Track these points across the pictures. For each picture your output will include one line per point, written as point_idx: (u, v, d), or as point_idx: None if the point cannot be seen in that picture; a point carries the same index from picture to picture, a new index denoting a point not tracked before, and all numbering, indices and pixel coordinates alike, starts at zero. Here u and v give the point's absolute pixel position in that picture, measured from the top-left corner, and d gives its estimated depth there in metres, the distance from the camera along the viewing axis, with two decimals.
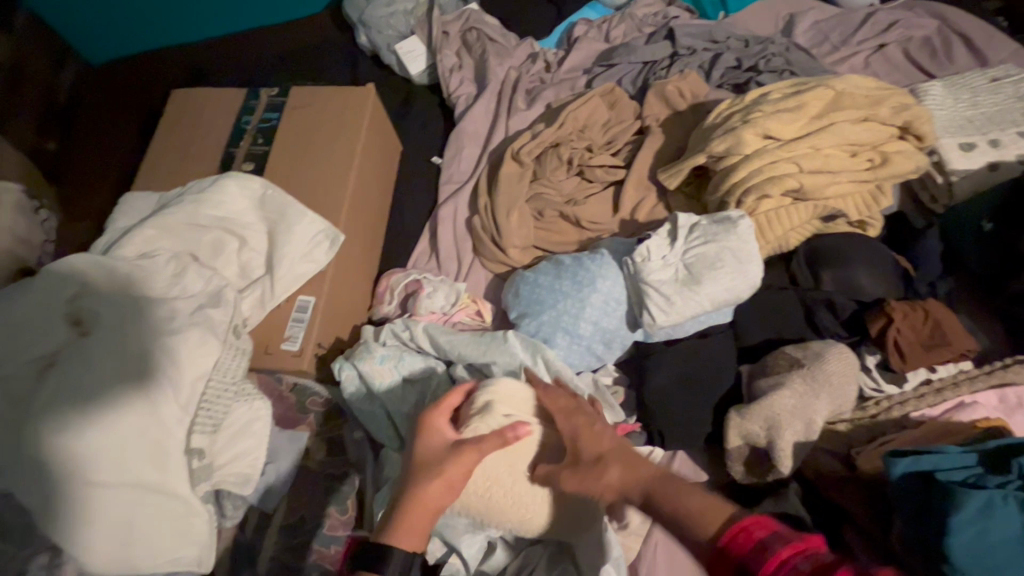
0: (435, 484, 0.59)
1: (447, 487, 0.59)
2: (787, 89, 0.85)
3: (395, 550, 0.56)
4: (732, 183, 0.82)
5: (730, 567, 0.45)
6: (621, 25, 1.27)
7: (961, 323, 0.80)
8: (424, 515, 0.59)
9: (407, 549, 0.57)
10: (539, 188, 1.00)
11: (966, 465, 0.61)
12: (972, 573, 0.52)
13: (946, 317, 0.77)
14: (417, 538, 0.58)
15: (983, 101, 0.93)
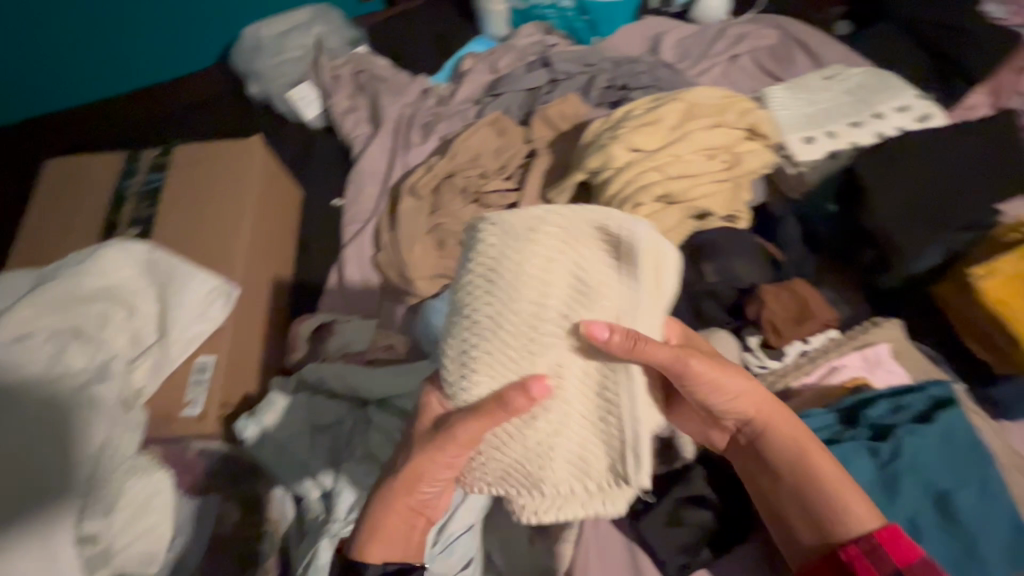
0: (439, 464, 0.63)
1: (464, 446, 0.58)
2: (647, 104, 0.92)
3: (366, 564, 0.63)
4: (611, 195, 0.89)
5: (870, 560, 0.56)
6: (505, 56, 1.34)
7: (823, 296, 0.89)
8: (399, 517, 0.66)
9: (377, 558, 0.64)
10: (438, 219, 1.03)
11: (827, 424, 0.70)
12: None
13: (810, 292, 0.87)
14: (387, 545, 0.65)
15: (819, 98, 1.06)
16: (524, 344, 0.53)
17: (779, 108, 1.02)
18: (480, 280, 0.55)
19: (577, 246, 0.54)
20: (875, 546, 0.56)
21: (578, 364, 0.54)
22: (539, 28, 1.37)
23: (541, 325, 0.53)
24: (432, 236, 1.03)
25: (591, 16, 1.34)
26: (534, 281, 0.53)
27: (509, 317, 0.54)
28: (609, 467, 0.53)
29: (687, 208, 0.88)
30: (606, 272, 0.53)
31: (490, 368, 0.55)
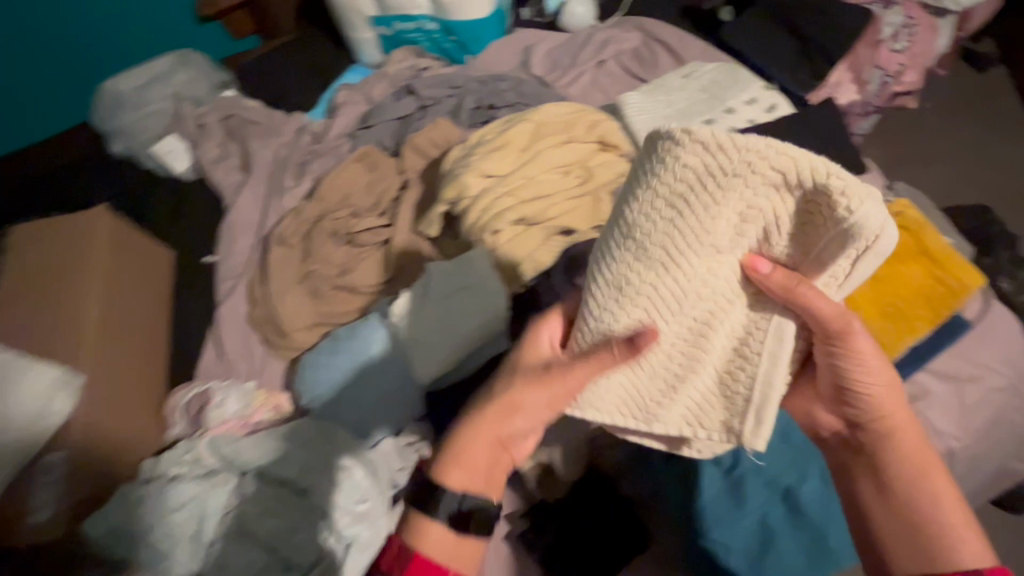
0: (535, 394, 0.59)
1: (550, 401, 0.59)
2: (499, 126, 0.91)
3: (444, 496, 0.56)
4: (472, 223, 0.88)
5: None
6: (378, 85, 1.31)
7: None
8: (484, 443, 0.58)
9: (455, 487, 0.57)
10: (311, 266, 1.00)
11: None
12: (708, 529, 0.75)
13: None
14: (467, 477, 0.57)
15: (676, 99, 1.07)
16: (689, 283, 0.56)
17: (635, 116, 1.03)
18: (676, 199, 0.53)
19: (772, 196, 0.49)
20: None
21: (732, 318, 0.57)
22: (410, 52, 1.35)
23: (693, 276, 0.55)
24: (307, 284, 0.99)
25: (459, 37, 1.34)
26: (739, 228, 0.52)
27: (680, 254, 0.54)
28: (723, 420, 0.61)
29: (550, 225, 0.87)
30: (777, 200, 0.49)
31: (651, 303, 0.58)
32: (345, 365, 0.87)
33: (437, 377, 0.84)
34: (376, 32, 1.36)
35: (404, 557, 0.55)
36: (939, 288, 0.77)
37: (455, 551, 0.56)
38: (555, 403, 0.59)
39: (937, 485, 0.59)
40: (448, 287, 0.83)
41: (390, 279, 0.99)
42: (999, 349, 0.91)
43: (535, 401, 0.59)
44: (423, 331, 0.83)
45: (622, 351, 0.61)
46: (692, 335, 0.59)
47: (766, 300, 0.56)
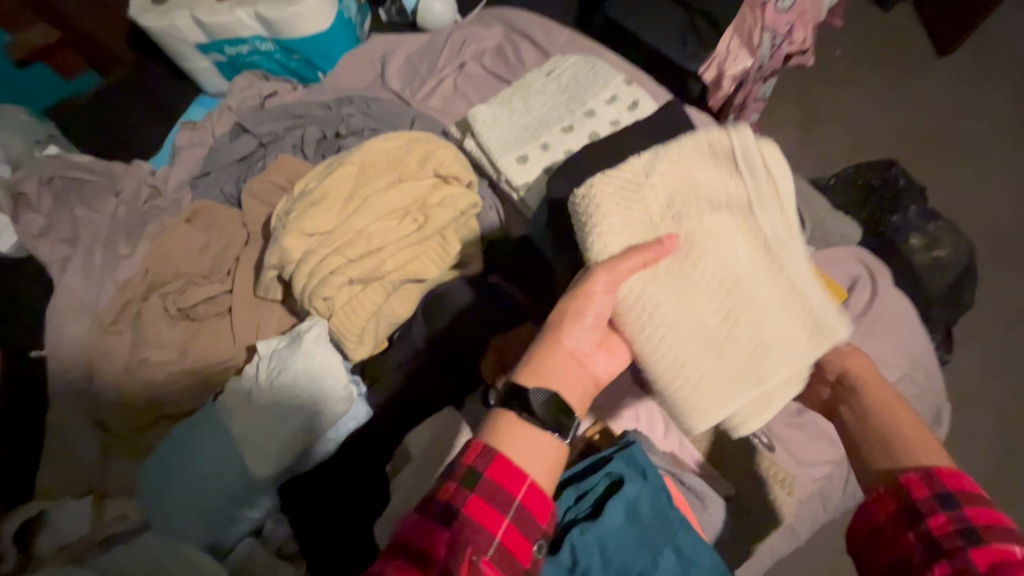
0: (560, 347, 0.56)
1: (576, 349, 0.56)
2: (320, 174, 0.82)
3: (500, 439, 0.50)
4: (300, 290, 0.77)
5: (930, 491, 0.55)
6: (221, 120, 1.16)
7: None
8: (563, 367, 0.55)
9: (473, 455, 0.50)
10: (145, 351, 0.89)
11: None
12: None
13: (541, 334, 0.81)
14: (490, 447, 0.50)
15: (534, 104, 0.98)
16: (690, 268, 0.58)
17: (487, 130, 0.93)
18: (650, 199, 0.59)
19: (688, 168, 0.60)
20: (933, 475, 0.55)
21: (748, 265, 0.59)
22: (252, 77, 1.21)
23: (713, 251, 0.59)
24: (142, 374, 0.88)
25: (302, 55, 1.19)
26: (709, 191, 0.60)
27: (681, 215, 0.59)
28: (810, 334, 0.59)
29: (389, 282, 0.79)
30: (717, 173, 0.61)
31: (659, 309, 0.57)
32: (178, 472, 0.76)
33: (283, 471, 0.75)
34: (210, 59, 1.21)
35: (489, 453, 0.49)
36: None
37: (533, 457, 0.50)
38: (621, 302, 0.57)
39: (907, 417, 0.63)
40: (280, 369, 0.75)
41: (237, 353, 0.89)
42: (884, 338, 0.87)
43: (607, 293, 0.55)
44: (260, 422, 0.74)
45: (687, 336, 0.57)
46: (730, 303, 0.58)
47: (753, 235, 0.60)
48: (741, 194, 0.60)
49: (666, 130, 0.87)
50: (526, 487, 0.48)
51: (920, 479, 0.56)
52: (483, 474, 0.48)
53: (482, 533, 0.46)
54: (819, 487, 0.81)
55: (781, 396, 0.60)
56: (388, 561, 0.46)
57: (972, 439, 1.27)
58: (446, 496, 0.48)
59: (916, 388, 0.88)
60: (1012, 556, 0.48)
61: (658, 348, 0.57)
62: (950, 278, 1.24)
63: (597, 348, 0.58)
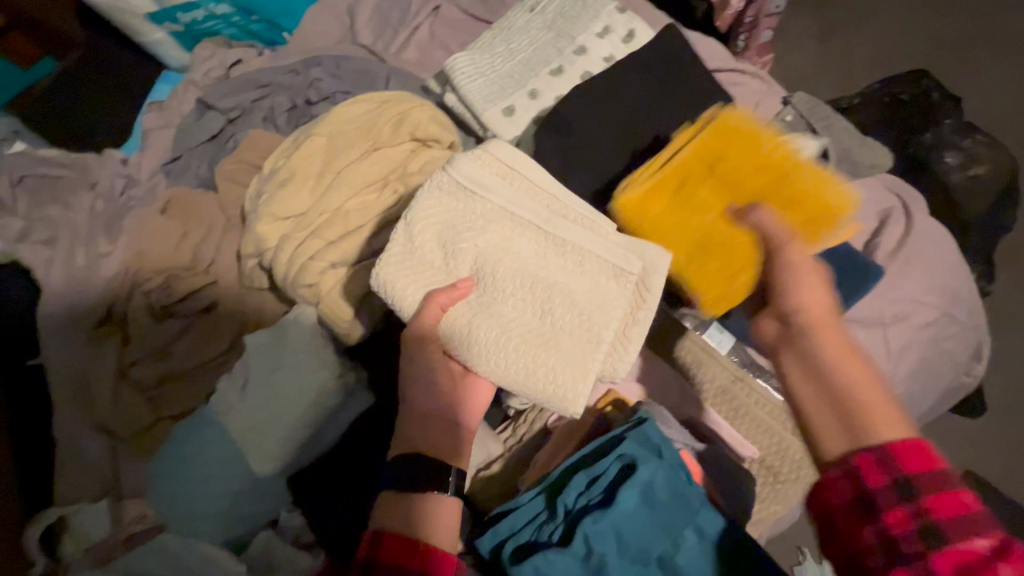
0: (407, 415, 0.60)
1: (419, 411, 0.60)
2: (285, 152, 0.76)
3: (384, 520, 0.54)
4: (281, 279, 0.73)
5: (888, 477, 0.48)
6: (185, 96, 1.07)
7: None
8: (414, 422, 0.60)
9: (364, 541, 0.53)
10: (136, 352, 0.85)
11: (534, 515, 0.56)
12: None
13: None
14: (375, 530, 0.53)
15: (518, 45, 0.88)
16: (495, 296, 0.61)
17: (467, 81, 0.84)
18: (432, 256, 0.62)
19: (441, 212, 0.61)
20: (889, 455, 0.49)
21: (543, 261, 0.61)
22: (214, 45, 1.11)
23: (506, 265, 0.61)
24: (138, 374, 0.85)
25: (262, 15, 1.10)
26: (471, 219, 0.61)
27: (470, 265, 0.62)
28: (624, 287, 0.61)
29: (375, 263, 0.72)
30: (469, 209, 0.61)
31: (481, 339, 0.60)
32: (185, 475, 0.74)
33: (288, 465, 0.73)
34: (165, 29, 1.11)
35: (381, 535, 0.52)
36: (709, 269, 0.67)
37: (417, 518, 0.54)
38: (447, 345, 0.61)
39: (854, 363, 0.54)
40: (271, 365, 0.72)
41: (232, 345, 0.87)
42: (918, 274, 0.80)
43: (427, 344, 0.60)
44: (256, 420, 0.71)
45: (518, 342, 0.59)
46: (541, 301, 0.61)
47: (531, 234, 0.61)
48: (494, 208, 0.61)
49: (664, 64, 0.78)
50: (424, 548, 0.52)
51: (873, 460, 0.49)
52: (381, 554, 0.51)
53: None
54: None
55: (638, 327, 0.62)
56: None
57: (1016, 368, 1.19)
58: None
59: (955, 326, 0.82)
60: (980, 556, 0.43)
61: (498, 366, 0.60)
62: (994, 196, 1.12)
63: (450, 391, 0.62)
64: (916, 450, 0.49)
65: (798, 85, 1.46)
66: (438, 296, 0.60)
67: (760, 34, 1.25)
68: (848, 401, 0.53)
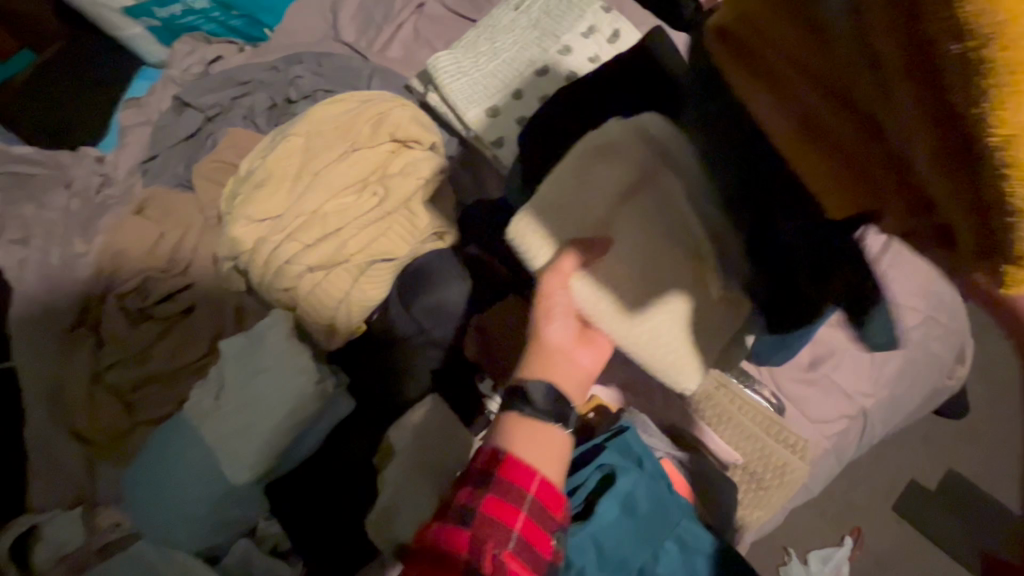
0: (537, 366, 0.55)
1: (545, 361, 0.55)
2: (262, 152, 0.75)
3: (508, 440, 0.52)
4: (258, 281, 0.72)
5: None
6: (163, 93, 1.05)
7: None
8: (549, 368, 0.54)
9: (486, 454, 0.52)
10: (110, 357, 0.83)
11: None
12: None
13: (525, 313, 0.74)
14: (501, 444, 0.52)
15: (502, 44, 0.86)
16: (640, 259, 0.52)
17: (451, 81, 0.83)
18: (584, 203, 0.51)
19: (569, 182, 0.50)
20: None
21: (650, 265, 0.52)
22: (193, 41, 1.08)
23: (644, 233, 0.52)
24: (112, 379, 0.82)
25: (242, 11, 1.07)
26: (600, 193, 0.50)
27: (615, 222, 0.52)
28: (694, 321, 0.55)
29: (353, 266, 0.72)
30: (597, 184, 0.50)
31: (613, 307, 0.52)
32: (160, 484, 0.72)
33: (265, 473, 0.71)
34: (143, 23, 1.08)
35: (500, 456, 0.50)
36: None
37: (534, 448, 0.51)
38: (586, 307, 0.52)
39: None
40: (247, 371, 0.70)
41: (211, 350, 0.83)
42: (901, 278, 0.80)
43: (564, 293, 0.53)
44: (233, 427, 0.69)
45: (656, 311, 0.53)
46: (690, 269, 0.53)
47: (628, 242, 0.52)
48: (619, 184, 0.50)
49: None
50: (538, 482, 0.49)
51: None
52: (495, 476, 0.49)
53: (499, 529, 0.47)
54: (833, 444, 0.77)
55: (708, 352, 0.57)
56: (419, 562, 0.49)
57: (1000, 369, 1.20)
58: (464, 499, 0.50)
59: (938, 330, 0.82)
60: None
61: (637, 332, 0.53)
62: None
63: (577, 341, 0.56)
64: None
65: None
66: (564, 262, 0.52)
67: None
68: None
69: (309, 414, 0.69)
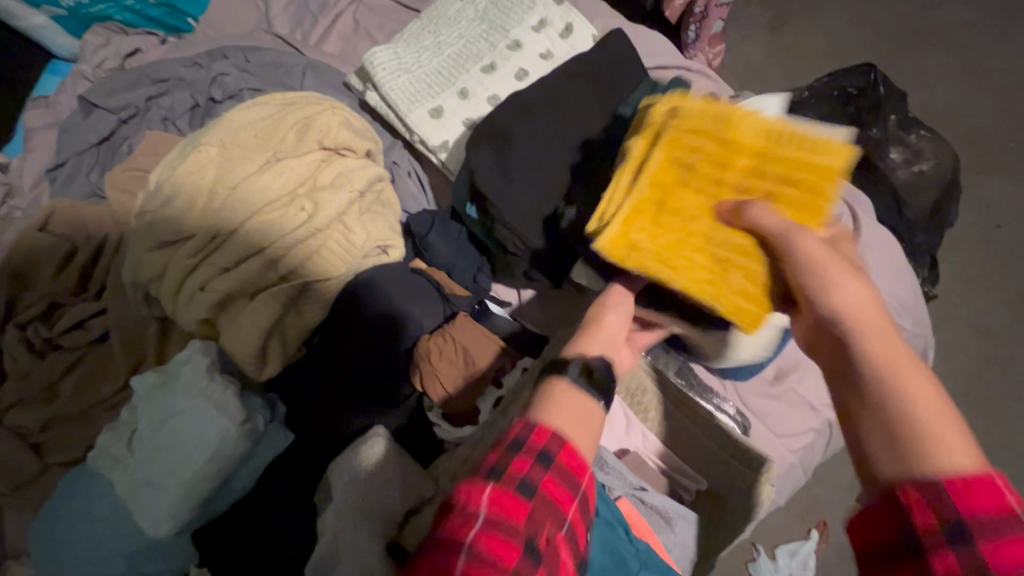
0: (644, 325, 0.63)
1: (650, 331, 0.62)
2: (172, 166, 0.68)
3: (574, 412, 0.44)
4: (175, 310, 0.66)
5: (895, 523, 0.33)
6: (71, 89, 0.93)
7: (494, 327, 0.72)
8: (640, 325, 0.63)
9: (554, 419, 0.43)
10: (10, 393, 0.73)
11: None
12: None
13: (471, 335, 0.69)
14: (569, 413, 0.44)
15: (447, 38, 0.80)
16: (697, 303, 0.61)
17: (389, 79, 0.76)
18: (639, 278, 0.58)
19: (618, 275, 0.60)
20: (942, 488, 0.31)
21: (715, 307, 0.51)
22: (105, 31, 0.97)
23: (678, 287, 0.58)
24: (17, 421, 0.73)
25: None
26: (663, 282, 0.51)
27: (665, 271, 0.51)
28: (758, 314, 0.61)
29: (281, 290, 0.65)
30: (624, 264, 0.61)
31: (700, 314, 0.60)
32: (69, 541, 0.64)
33: (191, 519, 0.64)
34: (47, 12, 0.98)
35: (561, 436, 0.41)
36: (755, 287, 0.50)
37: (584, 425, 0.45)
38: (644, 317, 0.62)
39: (877, 334, 0.39)
40: (163, 412, 0.63)
41: (128, 383, 0.76)
42: None
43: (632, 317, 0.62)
44: (149, 476, 0.62)
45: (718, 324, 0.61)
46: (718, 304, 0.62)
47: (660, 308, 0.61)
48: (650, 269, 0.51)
49: (603, 65, 0.72)
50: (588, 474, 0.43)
51: (924, 496, 0.32)
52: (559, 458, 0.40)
53: (556, 516, 0.39)
54: (799, 458, 0.74)
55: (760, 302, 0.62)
56: (459, 536, 0.36)
57: (957, 361, 1.21)
58: (519, 473, 0.39)
59: (903, 336, 0.80)
60: None
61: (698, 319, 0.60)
62: (934, 195, 1.14)
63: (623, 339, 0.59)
64: (985, 476, 0.31)
65: (747, 79, 1.44)
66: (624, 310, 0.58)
67: (710, 25, 1.19)
68: (908, 421, 0.34)
69: (234, 454, 0.63)
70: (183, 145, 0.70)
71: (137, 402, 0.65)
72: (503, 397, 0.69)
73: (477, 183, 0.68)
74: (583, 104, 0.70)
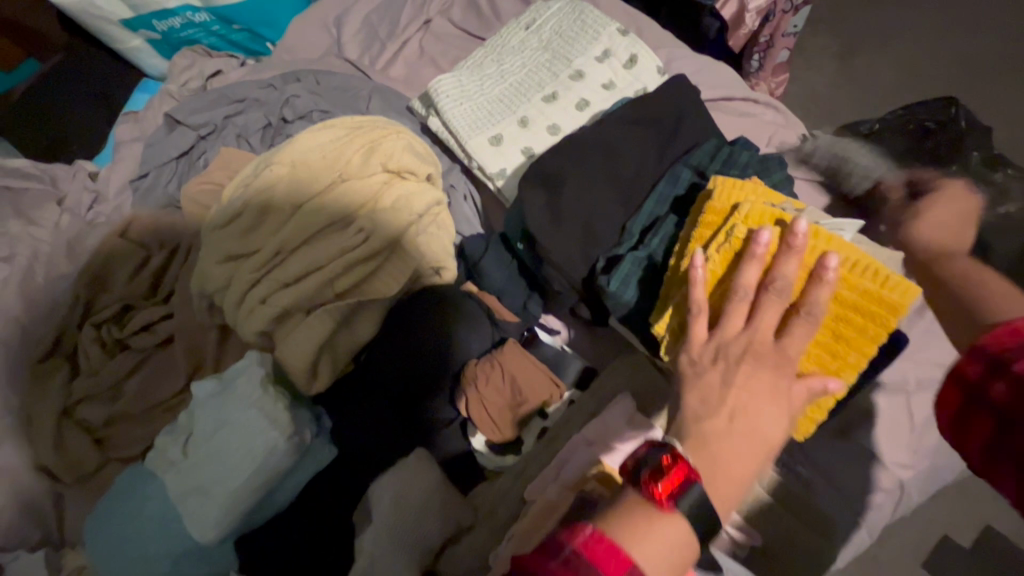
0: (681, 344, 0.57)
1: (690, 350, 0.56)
2: (244, 182, 0.72)
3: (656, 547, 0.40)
4: (236, 321, 0.68)
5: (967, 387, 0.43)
6: (155, 104, 0.99)
7: (542, 355, 0.71)
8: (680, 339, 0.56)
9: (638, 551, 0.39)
10: (83, 387, 0.78)
11: None
12: None
13: (519, 366, 0.68)
14: (657, 549, 0.40)
15: (510, 66, 0.81)
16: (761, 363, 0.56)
17: (452, 105, 0.77)
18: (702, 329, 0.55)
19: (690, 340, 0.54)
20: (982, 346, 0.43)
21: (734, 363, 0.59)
22: (193, 54, 1.04)
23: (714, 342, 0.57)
24: (85, 415, 0.77)
25: (244, 24, 1.04)
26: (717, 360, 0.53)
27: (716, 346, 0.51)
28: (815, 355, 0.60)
29: (336, 308, 0.66)
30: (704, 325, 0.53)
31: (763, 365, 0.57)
32: (119, 539, 0.66)
33: (234, 525, 0.64)
34: (143, 36, 1.04)
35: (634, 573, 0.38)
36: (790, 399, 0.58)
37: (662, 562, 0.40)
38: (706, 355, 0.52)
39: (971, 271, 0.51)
40: (218, 417, 0.65)
41: (186, 385, 0.79)
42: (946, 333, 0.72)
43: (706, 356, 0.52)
44: (199, 481, 0.64)
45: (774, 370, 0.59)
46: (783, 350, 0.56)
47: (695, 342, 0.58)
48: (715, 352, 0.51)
49: (665, 97, 0.71)
50: None
51: (969, 358, 0.43)
52: None
53: None
54: (868, 520, 0.67)
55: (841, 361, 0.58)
56: (625, 558, 0.38)
57: None
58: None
59: None
60: None
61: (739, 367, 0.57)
62: None
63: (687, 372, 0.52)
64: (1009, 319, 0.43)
65: (810, 108, 1.39)
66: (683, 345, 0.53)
67: (775, 54, 1.18)
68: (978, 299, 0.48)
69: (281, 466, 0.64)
70: (255, 163, 0.73)
71: (194, 407, 0.67)
72: (547, 428, 0.69)
73: (532, 211, 0.68)
74: (642, 138, 0.70)
